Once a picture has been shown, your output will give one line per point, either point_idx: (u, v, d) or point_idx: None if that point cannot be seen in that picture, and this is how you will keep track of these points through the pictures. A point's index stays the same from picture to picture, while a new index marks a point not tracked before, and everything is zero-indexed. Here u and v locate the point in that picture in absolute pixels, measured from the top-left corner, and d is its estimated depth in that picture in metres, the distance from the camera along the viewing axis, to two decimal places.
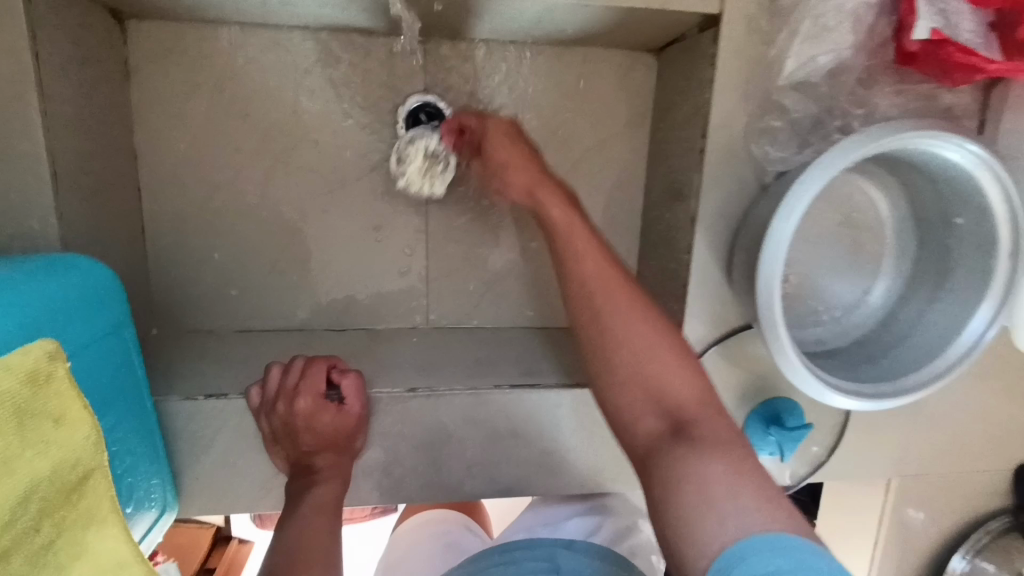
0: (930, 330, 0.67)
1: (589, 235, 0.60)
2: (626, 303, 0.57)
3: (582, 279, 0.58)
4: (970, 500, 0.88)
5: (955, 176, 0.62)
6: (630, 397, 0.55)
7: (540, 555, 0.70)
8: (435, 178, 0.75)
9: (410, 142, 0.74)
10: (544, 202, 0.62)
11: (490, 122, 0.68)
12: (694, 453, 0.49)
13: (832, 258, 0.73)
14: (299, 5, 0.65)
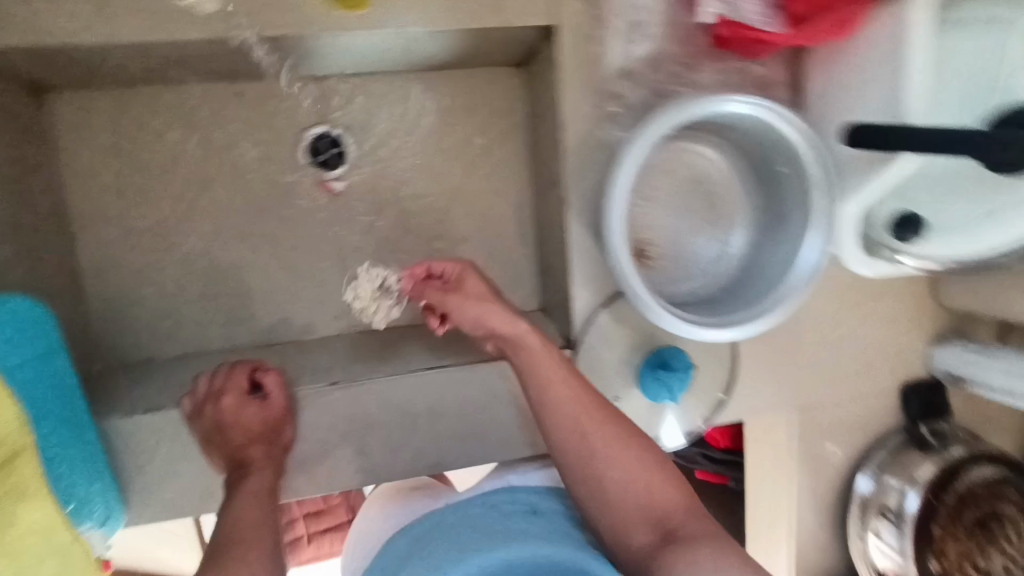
0: (777, 266, 0.77)
1: (563, 370, 0.72)
2: (608, 432, 0.69)
3: (563, 414, 0.70)
4: (867, 423, 0.97)
5: (767, 133, 0.73)
6: (626, 515, 0.67)
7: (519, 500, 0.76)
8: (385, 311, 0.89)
9: (370, 269, 0.89)
10: (525, 351, 0.73)
11: (465, 272, 0.79)
12: (686, 552, 0.60)
13: (692, 221, 0.83)
14: (192, 62, 0.74)
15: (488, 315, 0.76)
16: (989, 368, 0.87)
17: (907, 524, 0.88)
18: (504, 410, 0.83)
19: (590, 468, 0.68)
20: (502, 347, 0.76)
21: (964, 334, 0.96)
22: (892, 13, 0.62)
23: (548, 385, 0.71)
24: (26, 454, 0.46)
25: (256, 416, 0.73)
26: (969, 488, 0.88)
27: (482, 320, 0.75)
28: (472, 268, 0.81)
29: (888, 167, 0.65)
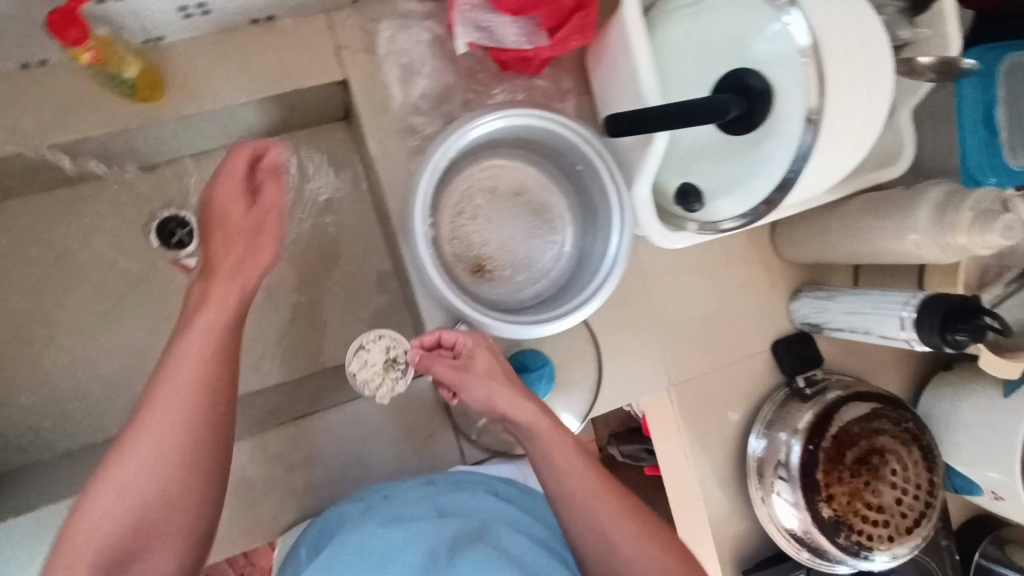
0: (599, 256, 0.82)
1: (580, 455, 0.72)
2: (624, 517, 0.69)
3: (576, 497, 0.69)
4: (748, 386, 1.00)
5: (554, 138, 0.80)
6: None
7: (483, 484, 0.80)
8: (390, 384, 0.80)
9: (375, 337, 0.79)
10: (541, 432, 0.72)
11: (478, 345, 0.77)
12: None
13: (522, 230, 0.88)
14: (18, 176, 0.79)
15: (496, 394, 0.74)
16: (835, 312, 0.92)
17: (796, 477, 0.91)
18: (380, 445, 0.86)
19: (608, 557, 0.67)
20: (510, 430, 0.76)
21: (819, 283, 1.00)
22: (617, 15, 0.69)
23: (560, 464, 0.71)
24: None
25: (247, 224, 0.68)
26: (844, 429, 0.91)
27: (492, 403, 0.74)
28: (485, 344, 0.78)
29: (650, 147, 0.71)
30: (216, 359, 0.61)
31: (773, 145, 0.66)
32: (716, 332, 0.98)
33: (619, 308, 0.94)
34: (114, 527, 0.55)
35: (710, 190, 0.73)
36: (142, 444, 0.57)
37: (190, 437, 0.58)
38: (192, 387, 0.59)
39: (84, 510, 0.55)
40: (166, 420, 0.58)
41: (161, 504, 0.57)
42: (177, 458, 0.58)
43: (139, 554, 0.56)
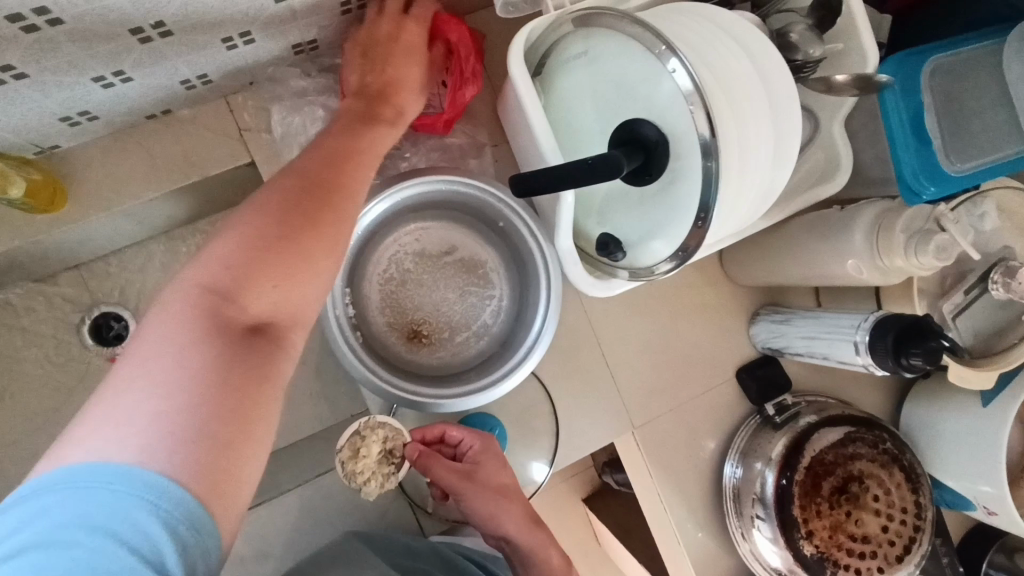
0: (532, 311, 0.80)
1: None
2: None
3: None
4: (717, 418, 0.96)
5: (470, 196, 0.77)
6: None
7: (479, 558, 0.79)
8: (382, 479, 0.74)
9: (375, 427, 0.73)
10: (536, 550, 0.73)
11: (489, 449, 0.74)
12: None
13: (455, 289, 0.86)
14: None
15: (498, 510, 0.72)
16: (793, 336, 0.88)
17: (773, 515, 0.85)
18: (334, 525, 0.84)
19: None
20: (500, 540, 0.75)
21: (778, 304, 0.96)
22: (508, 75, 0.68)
23: None
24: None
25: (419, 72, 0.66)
26: (817, 457, 0.86)
27: (495, 518, 0.72)
28: (491, 446, 0.75)
29: (561, 203, 0.69)
30: (348, 164, 0.55)
31: (683, 192, 0.63)
32: (675, 366, 0.95)
33: (571, 354, 0.90)
34: (240, 265, 0.45)
35: (631, 240, 0.70)
36: (255, 207, 0.48)
37: (308, 218, 0.49)
38: (314, 178, 0.51)
39: (217, 239, 0.47)
40: (270, 202, 0.49)
41: (269, 262, 0.46)
42: (283, 227, 0.47)
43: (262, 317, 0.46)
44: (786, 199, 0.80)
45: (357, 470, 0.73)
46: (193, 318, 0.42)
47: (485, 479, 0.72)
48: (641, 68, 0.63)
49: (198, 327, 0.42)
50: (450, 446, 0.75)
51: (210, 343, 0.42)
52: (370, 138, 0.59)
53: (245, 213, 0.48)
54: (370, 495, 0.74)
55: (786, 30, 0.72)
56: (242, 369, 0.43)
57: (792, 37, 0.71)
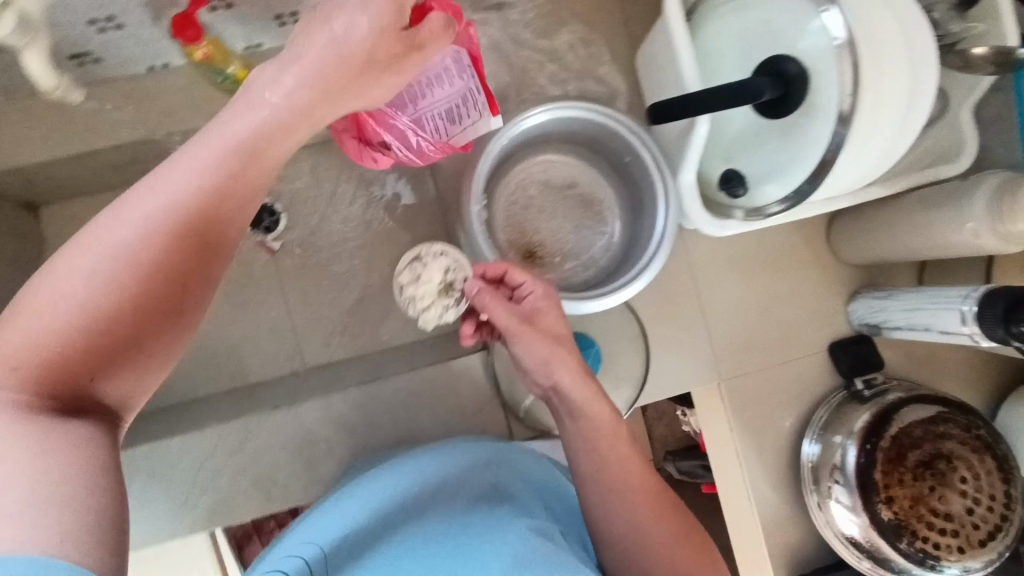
0: (646, 241, 0.84)
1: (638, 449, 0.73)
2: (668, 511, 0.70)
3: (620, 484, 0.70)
4: (802, 388, 0.98)
5: (602, 131, 0.84)
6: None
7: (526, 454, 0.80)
8: (441, 309, 0.83)
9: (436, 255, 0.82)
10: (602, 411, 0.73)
11: (547, 293, 0.77)
12: None
13: (571, 221, 0.93)
14: (142, 161, 0.93)
15: (554, 357, 0.74)
16: (893, 310, 0.89)
17: (852, 479, 0.87)
18: (433, 415, 0.92)
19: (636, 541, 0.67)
20: (551, 394, 0.77)
21: (878, 285, 0.98)
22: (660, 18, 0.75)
23: (613, 458, 0.72)
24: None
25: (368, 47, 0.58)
26: (905, 430, 0.87)
27: (550, 369, 0.74)
28: (553, 297, 0.77)
29: (693, 134, 0.74)
30: (222, 180, 0.48)
31: (814, 132, 0.68)
32: (765, 330, 0.97)
33: (670, 298, 0.95)
34: (70, 345, 0.42)
35: (753, 178, 0.76)
36: (77, 269, 0.42)
37: (157, 271, 0.45)
38: (157, 219, 0.45)
39: (37, 307, 0.41)
40: (113, 255, 0.43)
41: (111, 338, 0.44)
42: (136, 284, 0.44)
43: (91, 392, 0.44)
44: (904, 170, 0.82)
45: (420, 295, 0.83)
46: (16, 412, 0.40)
47: (546, 325, 0.75)
48: (790, 14, 0.68)
49: (18, 422, 0.39)
50: (506, 283, 0.79)
51: (29, 436, 0.39)
52: (259, 128, 0.51)
53: (80, 266, 0.43)
54: (430, 322, 0.84)
55: (928, 9, 0.77)
56: (81, 450, 0.41)
57: (933, 15, 0.77)
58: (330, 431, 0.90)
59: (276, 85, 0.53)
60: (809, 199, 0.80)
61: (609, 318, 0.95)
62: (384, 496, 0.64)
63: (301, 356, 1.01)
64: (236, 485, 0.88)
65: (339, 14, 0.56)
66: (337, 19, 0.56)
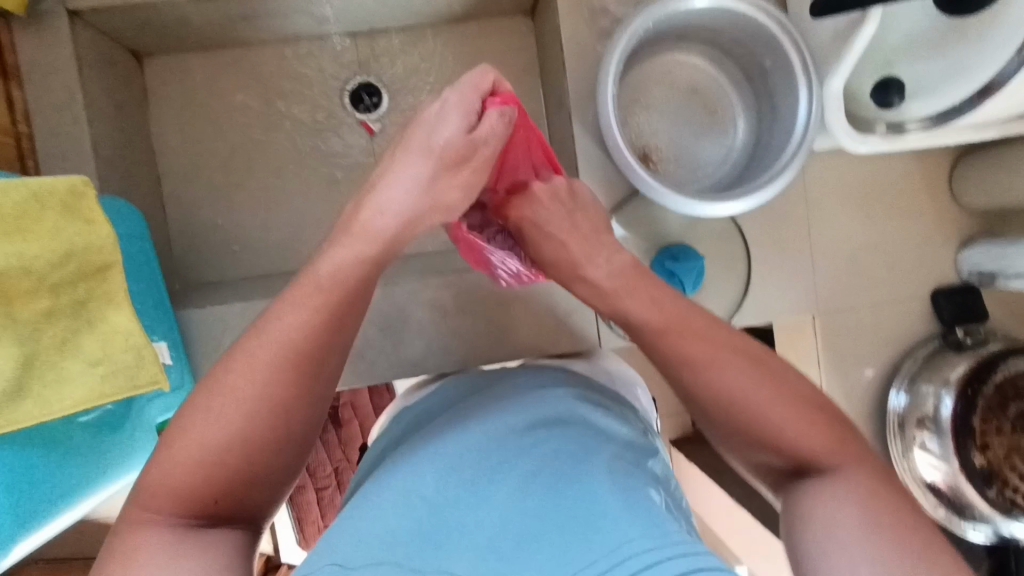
0: (779, 147, 0.81)
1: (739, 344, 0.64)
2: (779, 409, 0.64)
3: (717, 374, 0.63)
4: (898, 332, 0.95)
5: (749, 29, 0.80)
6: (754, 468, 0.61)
7: (595, 386, 0.78)
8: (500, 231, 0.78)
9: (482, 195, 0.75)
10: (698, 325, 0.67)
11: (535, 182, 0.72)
12: None
13: (692, 127, 0.89)
14: (255, 19, 0.91)
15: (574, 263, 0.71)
16: (1017, 257, 0.85)
17: (944, 426, 0.86)
18: (523, 311, 0.90)
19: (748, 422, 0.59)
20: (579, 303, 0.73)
21: (993, 234, 0.94)
22: None
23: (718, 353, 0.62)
24: (112, 269, 0.63)
25: (450, 188, 0.65)
26: (1010, 380, 0.83)
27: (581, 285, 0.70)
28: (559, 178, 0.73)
29: (860, 32, 0.70)
30: (319, 324, 0.56)
31: (996, 40, 0.65)
32: (868, 270, 0.94)
33: (776, 221, 0.93)
34: (203, 474, 0.53)
35: (913, 87, 0.74)
36: (210, 412, 0.53)
37: (266, 411, 0.54)
38: (262, 364, 0.55)
39: (180, 446, 0.53)
40: (234, 400, 0.54)
41: (236, 461, 0.54)
42: (254, 420, 0.54)
43: (229, 506, 0.55)
44: None
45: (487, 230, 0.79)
46: (172, 523, 0.52)
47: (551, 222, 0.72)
48: None
49: (170, 535, 0.51)
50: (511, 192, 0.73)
51: (175, 542, 0.51)
52: (347, 265, 0.60)
53: (207, 411, 0.53)
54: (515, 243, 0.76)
55: None
56: (216, 551, 0.52)
57: None
58: (421, 313, 0.89)
59: (372, 217, 0.62)
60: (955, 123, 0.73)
61: (713, 234, 0.92)
62: (455, 449, 0.62)
63: None
64: None
65: (412, 151, 0.63)
66: (420, 143, 0.63)
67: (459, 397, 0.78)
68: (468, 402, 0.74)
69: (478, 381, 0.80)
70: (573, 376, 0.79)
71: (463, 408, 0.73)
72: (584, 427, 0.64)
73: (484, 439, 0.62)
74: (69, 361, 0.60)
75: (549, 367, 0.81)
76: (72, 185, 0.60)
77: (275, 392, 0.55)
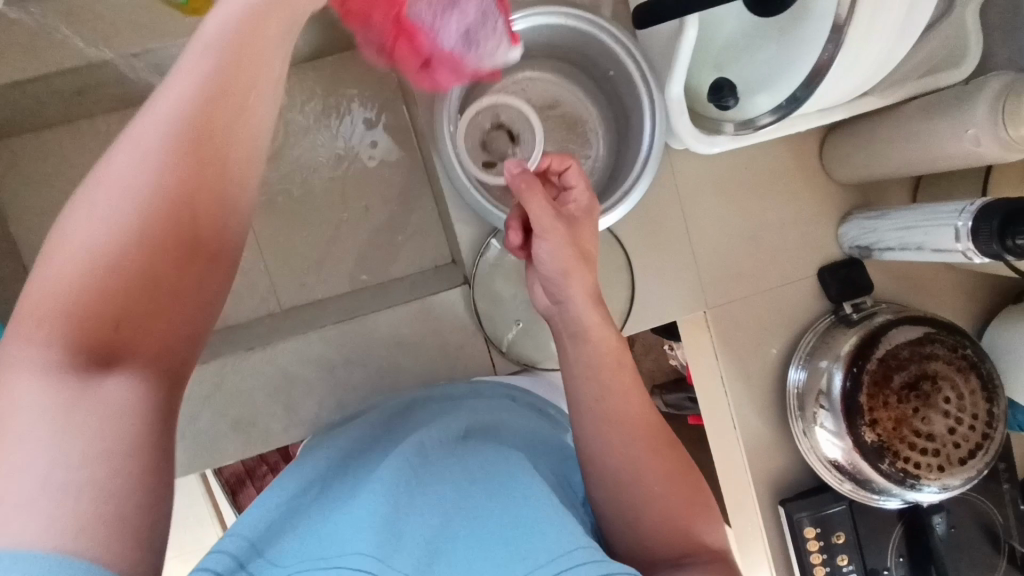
0: (633, 159, 0.80)
1: (605, 380, 0.65)
2: (651, 443, 0.63)
3: (591, 412, 0.64)
4: (790, 314, 0.97)
5: (588, 42, 0.78)
6: (619, 508, 0.61)
7: (523, 408, 0.77)
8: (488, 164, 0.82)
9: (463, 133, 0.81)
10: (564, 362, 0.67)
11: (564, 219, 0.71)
12: None
13: (553, 141, 0.88)
14: (94, 91, 0.88)
15: (568, 268, 0.68)
16: (886, 230, 0.86)
17: (836, 403, 0.87)
18: (414, 351, 0.90)
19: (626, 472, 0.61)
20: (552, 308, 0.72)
21: (869, 206, 0.95)
22: None
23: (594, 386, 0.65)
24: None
25: None
26: (892, 351, 0.85)
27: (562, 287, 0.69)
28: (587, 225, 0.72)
29: (683, 39, 0.69)
30: (199, 121, 0.40)
31: (810, 30, 0.65)
32: (753, 257, 0.95)
33: (654, 224, 0.93)
34: (85, 303, 0.36)
35: (744, 86, 0.73)
36: (89, 214, 0.37)
37: (171, 214, 0.38)
38: (149, 157, 0.38)
39: (46, 264, 0.36)
40: (116, 201, 0.37)
41: (125, 299, 0.37)
42: (132, 254, 0.37)
43: (128, 350, 0.37)
44: (902, 78, 0.77)
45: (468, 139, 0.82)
46: (49, 387, 0.34)
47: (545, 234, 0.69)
48: None
49: (48, 392, 0.34)
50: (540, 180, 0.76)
51: (54, 406, 0.34)
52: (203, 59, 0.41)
53: (89, 218, 0.37)
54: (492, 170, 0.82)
55: None
56: (113, 423, 0.35)
57: None
58: (309, 370, 0.88)
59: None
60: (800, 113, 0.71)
61: None
62: (400, 453, 0.57)
63: (278, 296, 1.00)
64: (213, 429, 0.86)
65: None
66: None
67: (391, 421, 0.74)
68: (409, 425, 0.70)
69: (412, 404, 0.78)
70: (494, 395, 0.79)
71: (396, 432, 0.69)
72: (503, 441, 0.65)
73: (423, 451, 0.58)
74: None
75: (476, 392, 0.79)
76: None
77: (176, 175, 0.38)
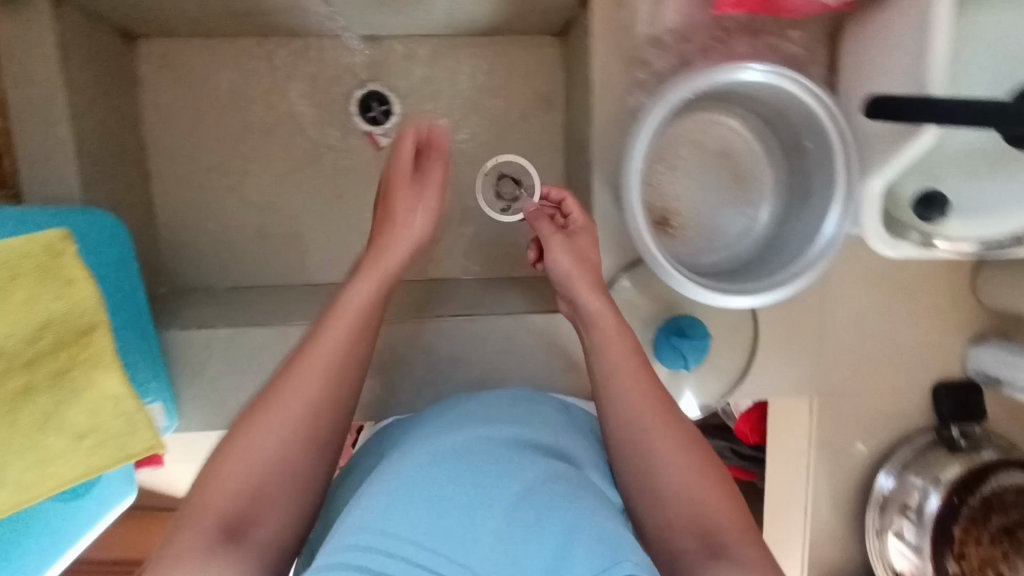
0: (802, 236, 0.76)
1: None
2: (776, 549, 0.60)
3: None
4: (893, 420, 0.94)
5: (796, 108, 0.74)
6: None
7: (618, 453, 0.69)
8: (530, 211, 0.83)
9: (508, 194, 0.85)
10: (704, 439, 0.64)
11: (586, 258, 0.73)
12: None
13: (717, 192, 0.84)
14: (265, 16, 0.83)
15: (595, 306, 0.70)
16: None
17: (926, 520, 0.85)
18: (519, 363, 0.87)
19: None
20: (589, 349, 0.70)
21: (1005, 336, 0.92)
22: (918, 11, 0.64)
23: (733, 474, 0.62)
24: (99, 330, 0.53)
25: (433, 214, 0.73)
26: (999, 491, 0.83)
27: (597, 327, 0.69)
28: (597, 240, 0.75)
29: (914, 143, 0.65)
30: (358, 340, 0.64)
31: None
32: (875, 356, 0.92)
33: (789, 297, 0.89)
34: (247, 487, 0.55)
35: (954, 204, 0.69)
36: (268, 434, 0.57)
37: (307, 435, 0.59)
38: (317, 388, 0.60)
39: (233, 458, 0.56)
40: (279, 429, 0.58)
41: (273, 494, 0.56)
42: (281, 471, 0.56)
43: (256, 533, 0.54)
44: None
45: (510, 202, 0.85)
46: (205, 552, 0.51)
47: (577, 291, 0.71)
48: None
49: (211, 552, 0.51)
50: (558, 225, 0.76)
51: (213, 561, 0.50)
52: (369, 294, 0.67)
53: (267, 434, 0.57)
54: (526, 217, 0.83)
55: None
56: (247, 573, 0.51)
57: None
58: (413, 355, 0.86)
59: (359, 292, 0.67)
60: (1003, 250, 0.68)
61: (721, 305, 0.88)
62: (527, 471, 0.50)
63: None
64: None
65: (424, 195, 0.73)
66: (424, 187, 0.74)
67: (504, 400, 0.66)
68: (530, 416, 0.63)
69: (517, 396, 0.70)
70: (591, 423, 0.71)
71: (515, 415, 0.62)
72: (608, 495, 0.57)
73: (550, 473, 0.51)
74: (53, 440, 0.51)
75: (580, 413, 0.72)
76: (49, 242, 0.51)
77: (332, 407, 0.60)
